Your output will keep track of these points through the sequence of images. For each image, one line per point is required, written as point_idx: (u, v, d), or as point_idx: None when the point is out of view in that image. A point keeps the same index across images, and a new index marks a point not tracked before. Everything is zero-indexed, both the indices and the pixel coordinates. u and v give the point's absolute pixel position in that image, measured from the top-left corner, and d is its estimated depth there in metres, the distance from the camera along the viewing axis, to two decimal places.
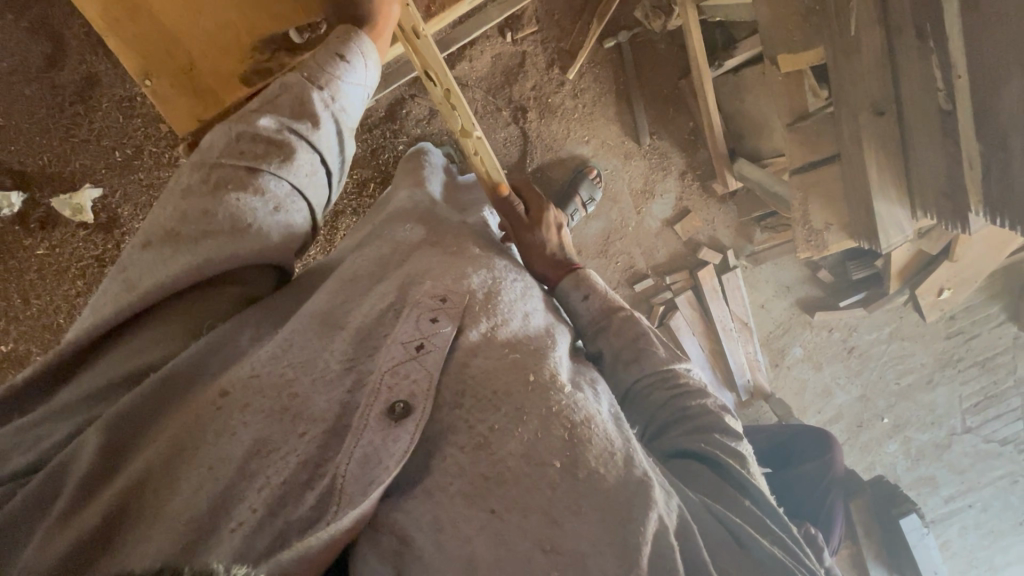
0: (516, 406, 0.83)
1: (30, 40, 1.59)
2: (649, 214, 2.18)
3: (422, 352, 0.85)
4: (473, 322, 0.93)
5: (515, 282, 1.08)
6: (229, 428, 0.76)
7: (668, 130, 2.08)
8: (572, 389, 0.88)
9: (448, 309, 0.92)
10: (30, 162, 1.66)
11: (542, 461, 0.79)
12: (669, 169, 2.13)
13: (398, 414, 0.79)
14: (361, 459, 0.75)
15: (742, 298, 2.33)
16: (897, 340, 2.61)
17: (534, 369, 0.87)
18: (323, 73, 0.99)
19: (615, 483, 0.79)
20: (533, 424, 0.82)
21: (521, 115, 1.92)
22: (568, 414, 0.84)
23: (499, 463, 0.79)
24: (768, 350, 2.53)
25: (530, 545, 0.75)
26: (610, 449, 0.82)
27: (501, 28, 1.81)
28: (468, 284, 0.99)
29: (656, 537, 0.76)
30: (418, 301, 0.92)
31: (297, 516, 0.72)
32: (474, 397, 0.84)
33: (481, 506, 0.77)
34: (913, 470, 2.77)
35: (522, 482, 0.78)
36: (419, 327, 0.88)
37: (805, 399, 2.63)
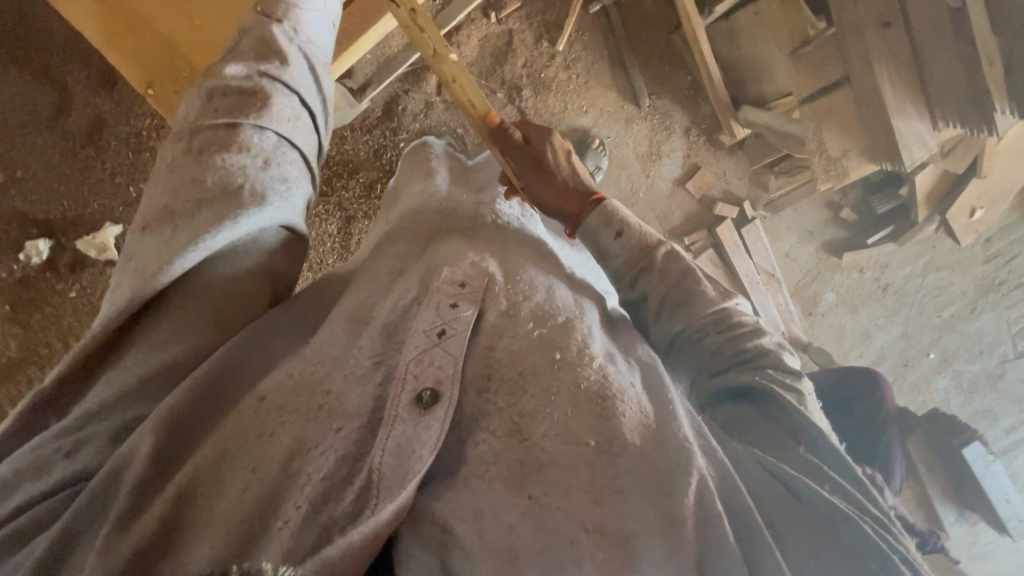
0: (543, 385, 0.81)
1: (35, 90, 1.63)
2: (659, 176, 2.15)
3: (445, 338, 0.85)
4: (494, 303, 0.92)
5: (540, 256, 1.07)
6: (268, 429, 0.77)
7: (667, 89, 2.05)
8: (604, 363, 0.85)
9: (469, 291, 0.92)
10: (52, 210, 1.71)
11: (576, 438, 0.76)
12: (672, 128, 2.09)
13: (426, 402, 0.78)
14: (395, 451, 0.74)
15: (765, 249, 2.29)
16: (933, 271, 2.53)
17: (560, 348, 0.85)
18: (282, 9, 1.05)
19: (649, 452, 0.75)
20: (565, 404, 0.79)
21: (516, 95, 1.90)
22: (599, 390, 0.81)
23: (533, 446, 0.77)
24: (800, 299, 2.47)
25: (573, 527, 0.70)
26: (644, 421, 0.79)
27: (485, 8, 1.81)
28: (487, 268, 0.97)
29: (699, 508, 0.71)
30: (438, 287, 0.92)
31: (340, 511, 0.71)
32: (501, 378, 0.83)
33: (520, 493, 0.74)
34: (967, 404, 2.67)
35: (560, 464, 0.75)
36: (438, 314, 0.88)
37: (844, 344, 2.56)
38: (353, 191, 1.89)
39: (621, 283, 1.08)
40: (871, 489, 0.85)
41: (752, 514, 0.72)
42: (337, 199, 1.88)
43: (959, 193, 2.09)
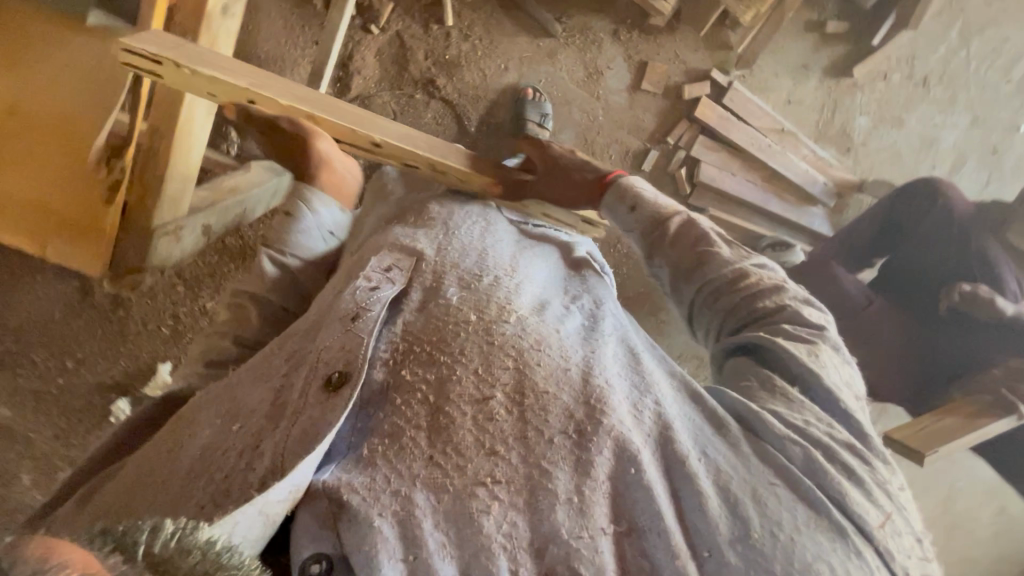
0: (455, 350, 0.80)
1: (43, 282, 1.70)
2: (610, 92, 2.01)
3: (356, 320, 0.79)
4: (417, 281, 0.91)
5: (473, 230, 1.10)
6: (183, 441, 0.75)
7: (574, 4, 1.90)
8: (520, 317, 0.87)
9: (398, 273, 0.92)
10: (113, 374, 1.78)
11: (486, 393, 0.76)
12: (599, 39, 1.95)
13: (336, 383, 0.73)
14: (299, 435, 0.69)
15: (759, 107, 2.07)
16: (975, 37, 2.14)
17: (475, 311, 0.85)
18: (282, 233, 1.02)
19: (568, 407, 0.76)
20: (473, 361, 0.78)
21: (433, 87, 1.90)
22: (515, 342, 0.82)
23: (440, 405, 0.74)
24: (828, 140, 2.18)
25: (473, 481, 0.69)
26: (565, 366, 0.80)
27: (364, 25, 1.81)
28: (421, 245, 1.00)
29: (618, 451, 0.72)
30: (364, 275, 0.89)
31: (232, 502, 0.65)
32: (412, 350, 0.80)
33: (433, 450, 0.70)
34: None
35: (458, 418, 0.73)
36: (354, 298, 0.84)
37: (907, 162, 2.26)
38: None
39: (643, 249, 1.13)
40: (861, 426, 0.85)
41: (681, 453, 0.75)
42: None
43: None
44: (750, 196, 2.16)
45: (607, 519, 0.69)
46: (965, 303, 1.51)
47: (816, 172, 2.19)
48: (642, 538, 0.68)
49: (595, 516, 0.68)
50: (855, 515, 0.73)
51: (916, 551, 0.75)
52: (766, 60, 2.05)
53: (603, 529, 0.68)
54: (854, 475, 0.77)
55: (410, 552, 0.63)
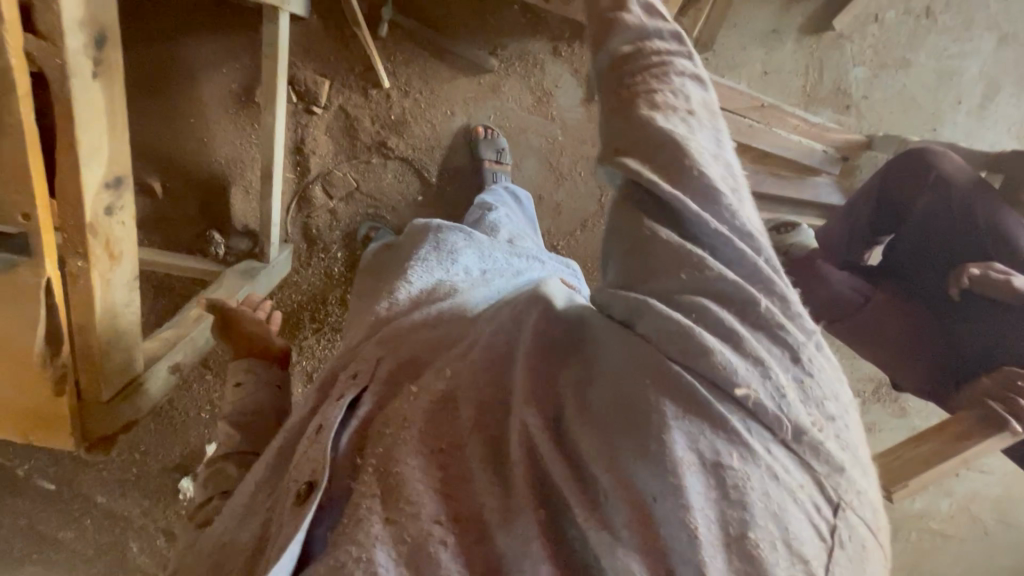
0: (400, 419, 0.70)
1: None
2: (563, 109, 1.94)
3: (320, 431, 0.73)
4: (385, 366, 0.81)
5: (439, 293, 0.99)
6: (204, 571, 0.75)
7: (506, 33, 1.83)
8: (455, 364, 0.77)
9: (364, 376, 0.80)
10: (173, 461, 2.06)
11: (433, 446, 0.66)
12: (540, 60, 1.87)
13: (304, 495, 0.68)
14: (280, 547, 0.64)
15: (735, 88, 1.87)
16: None
17: (416, 379, 0.77)
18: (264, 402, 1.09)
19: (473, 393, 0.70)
20: (420, 423, 0.69)
21: (386, 149, 1.92)
22: (450, 393, 0.72)
23: (393, 472, 0.64)
24: (821, 102, 1.96)
25: (422, 526, 0.60)
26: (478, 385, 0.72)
27: (308, 107, 1.85)
28: (381, 335, 0.89)
29: (530, 432, 0.63)
30: (334, 390, 0.81)
31: None
32: (375, 431, 0.71)
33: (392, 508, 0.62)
34: None
35: (410, 479, 0.63)
36: (322, 413, 0.77)
37: (921, 103, 1.98)
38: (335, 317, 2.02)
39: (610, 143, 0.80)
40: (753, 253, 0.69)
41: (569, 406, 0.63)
42: (326, 325, 2.03)
43: None
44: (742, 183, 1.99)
45: (530, 496, 0.61)
46: (977, 285, 1.31)
47: (813, 140, 1.97)
48: (561, 504, 0.60)
49: (523, 502, 0.60)
50: (750, 403, 0.57)
51: (795, 378, 0.60)
52: (729, 36, 1.86)
53: (529, 512, 0.60)
54: (726, 330, 0.61)
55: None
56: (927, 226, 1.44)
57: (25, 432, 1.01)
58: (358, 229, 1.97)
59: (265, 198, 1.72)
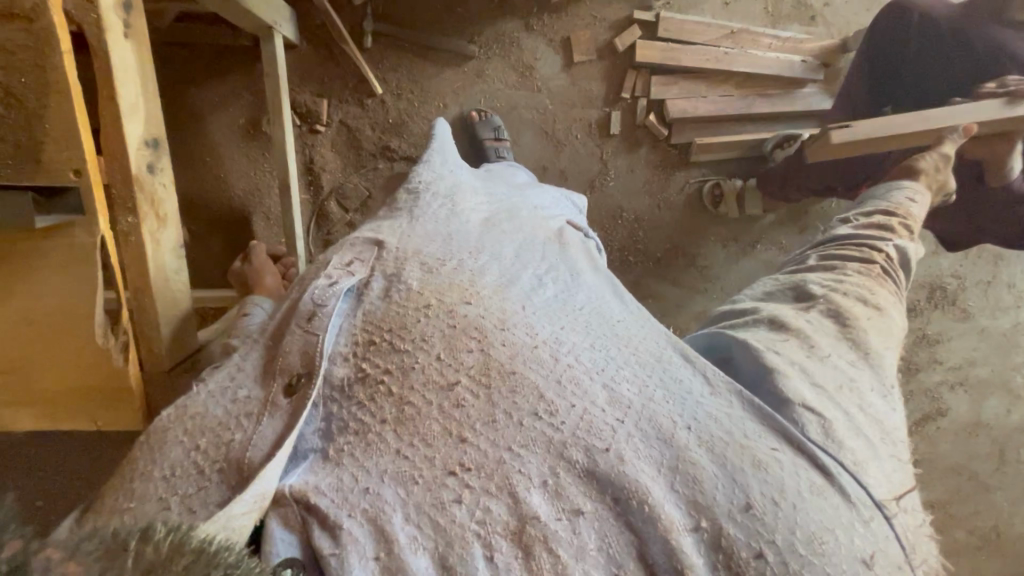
0: (417, 339, 0.73)
1: None
2: (547, 79, 2.03)
3: (311, 320, 0.75)
4: (377, 268, 0.84)
5: (433, 199, 1.04)
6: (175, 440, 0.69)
7: (481, 22, 1.97)
8: (480, 298, 0.80)
9: (360, 266, 0.85)
10: None
11: (450, 383, 0.70)
12: (516, 39, 1.99)
13: (296, 388, 0.71)
14: (270, 443, 0.66)
15: (700, 22, 1.99)
16: None
17: (437, 295, 0.79)
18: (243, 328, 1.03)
19: (546, 385, 0.71)
20: (434, 346, 0.73)
21: (390, 151, 2.00)
22: (477, 325, 0.75)
23: (407, 398, 0.69)
24: (786, 20, 2.05)
25: (438, 472, 0.64)
26: (532, 344, 0.75)
27: (312, 128, 1.96)
28: (371, 241, 0.90)
29: (588, 423, 0.68)
30: (326, 274, 0.83)
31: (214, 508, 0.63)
32: (374, 338, 0.74)
33: (398, 438, 0.66)
34: None
35: (426, 411, 0.68)
36: (311, 295, 0.78)
37: (880, 0, 2.07)
38: None
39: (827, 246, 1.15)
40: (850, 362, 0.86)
41: (667, 422, 0.71)
42: None
43: None
44: (733, 107, 2.04)
45: (584, 500, 0.64)
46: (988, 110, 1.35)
47: (789, 54, 2.03)
48: (627, 508, 0.64)
49: (565, 495, 0.64)
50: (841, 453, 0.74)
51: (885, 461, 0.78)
52: None
53: (578, 509, 0.64)
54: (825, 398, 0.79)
55: (382, 549, 0.59)
56: (930, 68, 1.54)
57: (91, 414, 0.99)
58: None
59: (285, 212, 1.78)
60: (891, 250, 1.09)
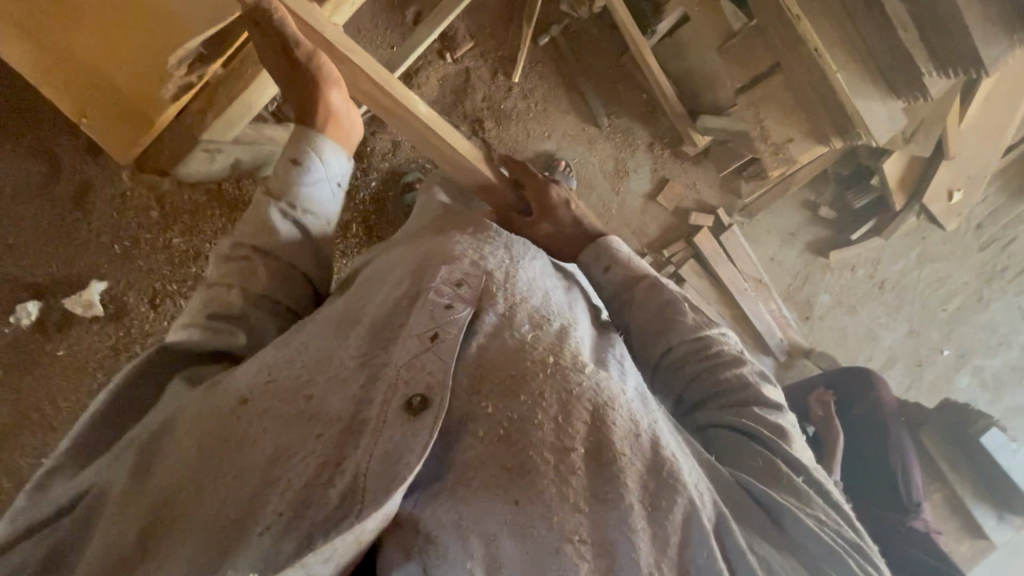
0: (532, 392, 0.87)
1: (27, 163, 1.75)
2: (629, 192, 2.17)
3: (436, 341, 0.86)
4: (489, 304, 0.98)
5: (526, 251, 1.18)
6: (249, 436, 0.79)
7: (625, 109, 2.09)
8: (593, 369, 0.94)
9: (468, 294, 0.98)
10: (41, 273, 1.78)
11: (566, 447, 0.82)
12: (635, 145, 2.13)
13: (416, 407, 0.79)
14: (384, 457, 0.75)
15: (748, 254, 2.27)
16: (929, 264, 2.48)
17: (552, 354, 0.93)
18: (287, 190, 1.02)
19: (643, 469, 0.84)
20: (553, 410, 0.85)
21: (478, 127, 1.98)
22: (591, 396, 0.89)
23: (519, 454, 0.81)
24: (794, 305, 2.41)
25: (557, 539, 0.76)
26: (635, 430, 0.87)
27: (440, 51, 1.89)
28: (486, 267, 1.05)
29: (686, 521, 0.81)
30: (436, 290, 0.96)
31: (321, 514, 0.73)
32: (489, 381, 0.88)
33: (507, 498, 0.78)
34: (996, 401, 2.60)
35: (546, 474, 0.80)
36: (433, 317, 0.91)
37: (849, 346, 2.49)
38: (328, 232, 1.96)
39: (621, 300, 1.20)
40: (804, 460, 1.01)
41: (735, 541, 0.82)
42: None
43: (932, 177, 2.01)
44: (718, 328, 2.30)
45: None
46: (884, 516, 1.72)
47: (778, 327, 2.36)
48: None
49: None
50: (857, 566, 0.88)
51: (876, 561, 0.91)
52: (763, 217, 2.31)
53: None
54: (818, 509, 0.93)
55: None
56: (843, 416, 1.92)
57: (144, 132, 1.20)
58: (407, 172, 2.04)
59: None
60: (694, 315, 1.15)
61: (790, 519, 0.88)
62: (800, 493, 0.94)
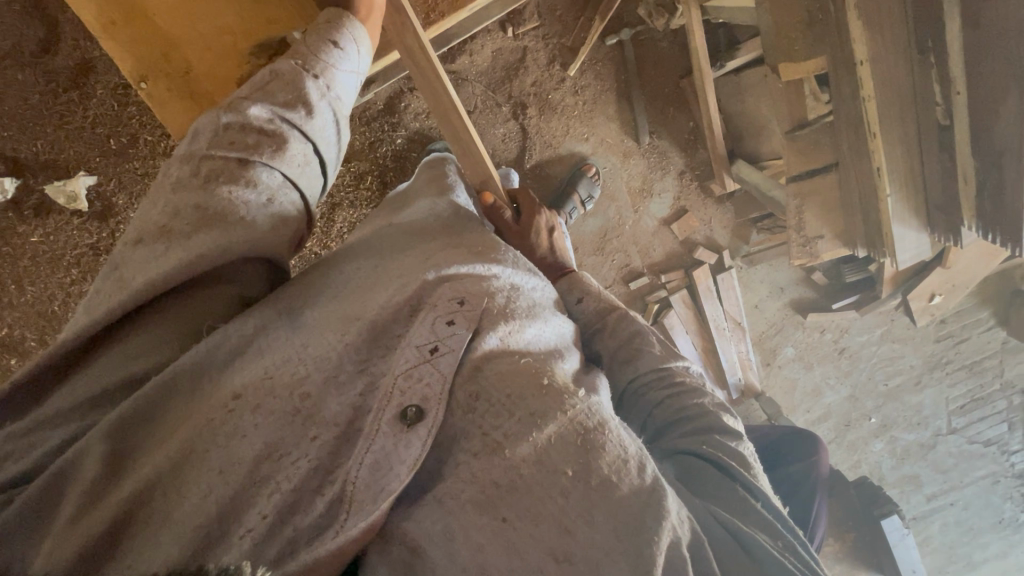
0: (530, 411, 0.77)
1: (23, 23, 1.56)
2: (647, 213, 2.17)
3: (436, 355, 0.81)
4: (490, 325, 0.87)
5: (529, 276, 1.06)
6: (239, 429, 0.73)
7: (669, 131, 2.05)
8: (585, 393, 0.82)
9: (465, 311, 0.87)
10: (25, 150, 1.65)
11: (554, 467, 0.74)
12: (667, 168, 2.10)
13: (410, 419, 0.76)
14: (372, 466, 0.73)
15: (737, 298, 2.33)
16: (888, 342, 2.66)
17: (546, 374, 0.83)
18: (318, 60, 0.94)
19: (630, 493, 0.74)
20: (547, 430, 0.76)
21: (520, 111, 1.89)
22: (582, 420, 0.78)
23: (510, 469, 0.75)
24: (760, 349, 2.55)
25: (540, 555, 0.71)
26: (624, 456, 0.76)
27: (503, 22, 1.79)
28: (489, 286, 0.93)
29: (668, 563, 0.71)
30: (434, 305, 0.87)
31: (306, 523, 0.70)
32: (486, 402, 0.79)
33: (492, 514, 0.73)
34: (898, 468, 2.90)
35: (535, 491, 0.74)
36: (433, 330, 0.84)
37: (795, 396, 2.69)
38: (342, 179, 1.88)
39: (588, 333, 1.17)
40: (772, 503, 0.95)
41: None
42: None
43: (923, 278, 2.12)
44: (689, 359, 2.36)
45: None
46: None
47: (739, 369, 2.45)
48: None
49: None
50: None
51: None
52: (762, 267, 2.39)
53: None
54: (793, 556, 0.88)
55: None
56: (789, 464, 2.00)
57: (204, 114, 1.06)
58: (433, 141, 1.95)
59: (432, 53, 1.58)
60: (681, 367, 1.12)
61: (766, 555, 0.83)
62: (771, 528, 0.90)
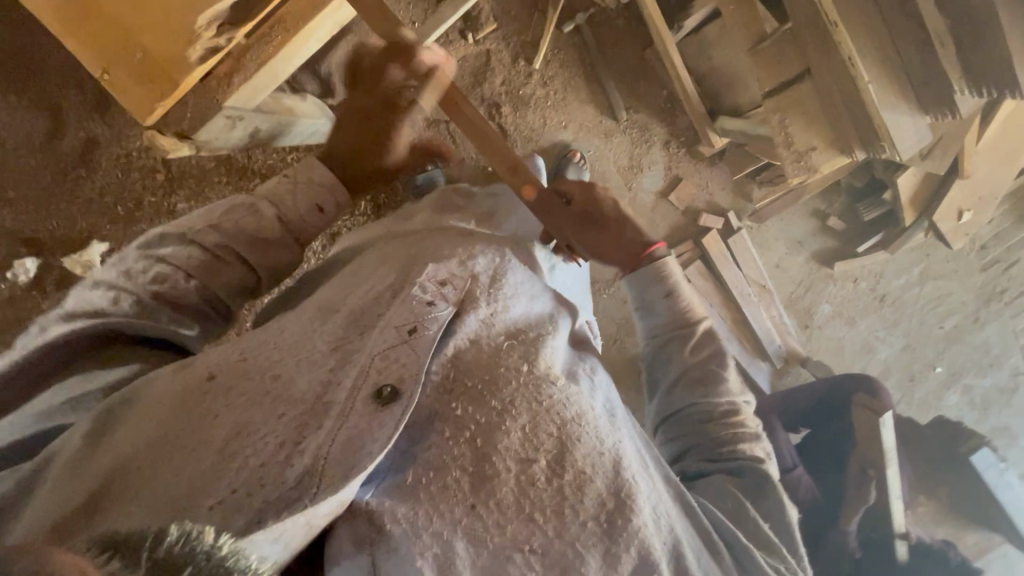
0: (504, 400, 0.76)
1: (29, 114, 1.70)
2: (641, 189, 2.15)
3: (416, 335, 0.73)
4: (473, 307, 0.84)
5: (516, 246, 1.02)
6: (213, 410, 0.67)
7: (644, 105, 2.08)
8: (565, 381, 0.82)
9: (453, 293, 0.83)
10: (40, 229, 1.76)
11: (529, 456, 0.74)
12: (651, 140, 2.11)
13: (386, 398, 0.68)
14: (346, 444, 0.65)
15: (754, 260, 2.25)
16: (930, 280, 2.50)
17: (528, 361, 0.80)
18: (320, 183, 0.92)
19: (603, 495, 0.76)
20: (521, 419, 0.75)
21: (495, 111, 1.94)
22: (559, 411, 0.78)
23: (486, 458, 0.73)
24: (795, 312, 2.42)
25: (507, 544, 0.70)
26: (599, 449, 0.78)
27: (462, 31, 1.87)
28: (473, 266, 0.89)
29: (641, 552, 0.75)
30: (418, 285, 0.81)
31: (276, 493, 0.61)
32: (462, 384, 0.76)
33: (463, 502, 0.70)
34: (982, 421, 2.63)
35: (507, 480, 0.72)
36: (412, 310, 0.77)
37: (846, 356, 2.49)
38: None
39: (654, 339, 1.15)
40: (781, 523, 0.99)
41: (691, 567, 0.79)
42: None
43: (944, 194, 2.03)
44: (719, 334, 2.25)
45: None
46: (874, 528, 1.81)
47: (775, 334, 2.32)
48: None
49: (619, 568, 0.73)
50: None
51: None
52: (773, 224, 2.33)
53: None
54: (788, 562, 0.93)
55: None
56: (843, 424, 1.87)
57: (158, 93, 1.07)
58: None
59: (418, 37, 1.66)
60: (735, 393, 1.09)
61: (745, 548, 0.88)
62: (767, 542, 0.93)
